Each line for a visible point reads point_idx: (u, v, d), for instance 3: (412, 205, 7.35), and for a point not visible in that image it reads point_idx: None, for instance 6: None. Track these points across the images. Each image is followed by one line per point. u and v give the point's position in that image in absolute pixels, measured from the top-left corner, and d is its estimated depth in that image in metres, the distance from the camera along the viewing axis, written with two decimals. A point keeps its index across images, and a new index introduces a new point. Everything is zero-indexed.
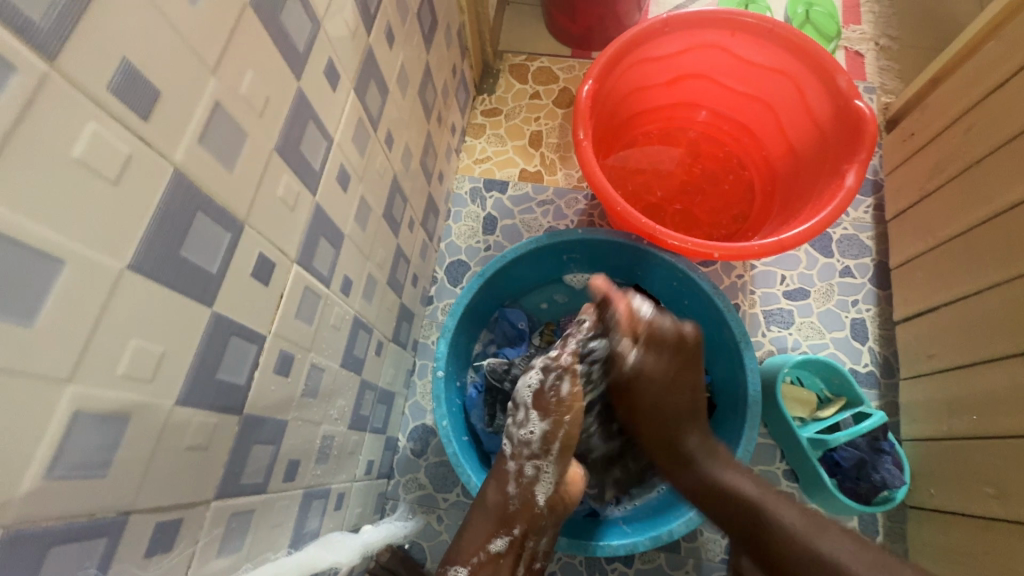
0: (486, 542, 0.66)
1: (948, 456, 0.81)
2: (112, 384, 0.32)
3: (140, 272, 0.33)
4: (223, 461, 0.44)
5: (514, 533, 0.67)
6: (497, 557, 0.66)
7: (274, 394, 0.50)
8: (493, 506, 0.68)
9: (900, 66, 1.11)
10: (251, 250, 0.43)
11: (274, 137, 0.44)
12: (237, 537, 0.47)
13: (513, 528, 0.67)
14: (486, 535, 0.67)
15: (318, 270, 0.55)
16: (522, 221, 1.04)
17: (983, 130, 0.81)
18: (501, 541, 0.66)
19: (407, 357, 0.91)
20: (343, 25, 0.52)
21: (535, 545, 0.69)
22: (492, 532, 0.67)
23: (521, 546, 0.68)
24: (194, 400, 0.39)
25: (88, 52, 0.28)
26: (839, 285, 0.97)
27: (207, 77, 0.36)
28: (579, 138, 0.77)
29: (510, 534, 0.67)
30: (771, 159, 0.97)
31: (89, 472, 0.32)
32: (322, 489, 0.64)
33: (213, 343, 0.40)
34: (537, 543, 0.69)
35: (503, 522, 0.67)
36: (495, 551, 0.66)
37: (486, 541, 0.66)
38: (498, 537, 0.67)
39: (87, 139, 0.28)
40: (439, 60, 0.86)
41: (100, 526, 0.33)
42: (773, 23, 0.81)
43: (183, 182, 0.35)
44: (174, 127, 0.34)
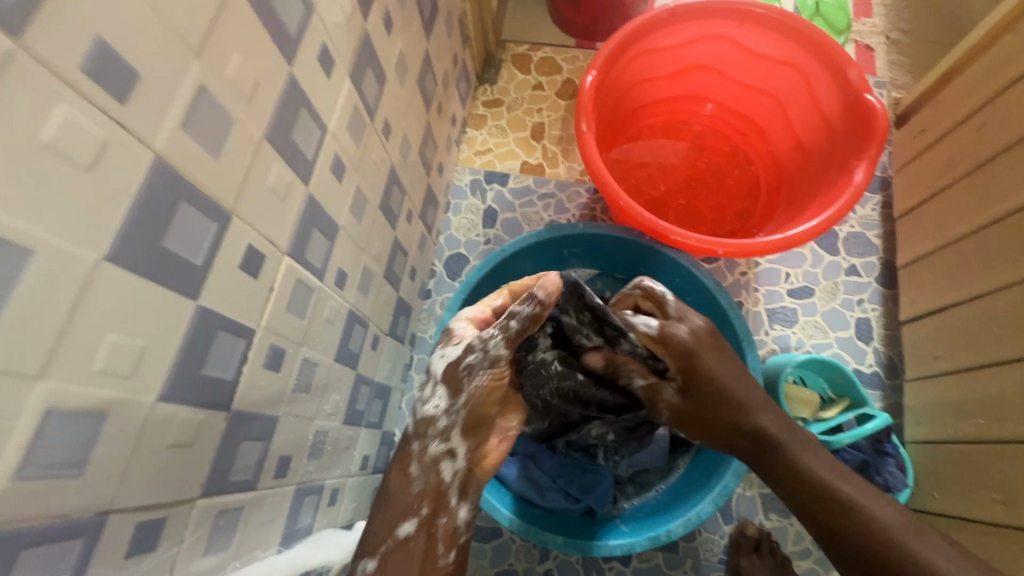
0: (394, 526, 0.60)
1: (953, 461, 0.80)
2: (89, 380, 0.31)
3: (118, 264, 0.31)
4: (210, 459, 0.42)
5: (422, 514, 0.62)
6: (463, 560, 0.64)
7: (264, 390, 0.48)
8: (397, 492, 0.62)
9: (911, 60, 1.09)
10: (239, 241, 0.42)
11: (264, 124, 0.43)
12: (225, 535, 0.46)
13: (421, 508, 0.62)
14: (396, 517, 0.61)
15: (311, 262, 0.54)
16: (523, 214, 1.02)
17: (996, 127, 0.79)
18: (410, 523, 0.61)
19: (404, 351, 0.90)
20: (338, 10, 0.50)
21: (449, 522, 0.63)
22: (402, 514, 0.61)
23: (432, 524, 0.62)
24: (177, 396, 0.38)
25: (56, 30, 0.26)
26: (844, 284, 0.95)
27: (191, 59, 0.34)
28: (582, 130, 0.75)
29: (418, 516, 0.61)
30: (777, 153, 0.95)
31: (63, 472, 0.31)
32: (315, 485, 0.62)
33: (197, 337, 0.39)
34: (453, 519, 0.64)
35: (415, 504, 0.61)
36: (404, 534, 0.61)
37: (395, 525, 0.60)
38: (407, 520, 0.61)
39: (59, 123, 0.27)
40: (440, 49, 0.84)
41: (77, 526, 0.32)
42: (782, 14, 0.79)
43: (165, 169, 0.33)
44: (155, 112, 0.32)
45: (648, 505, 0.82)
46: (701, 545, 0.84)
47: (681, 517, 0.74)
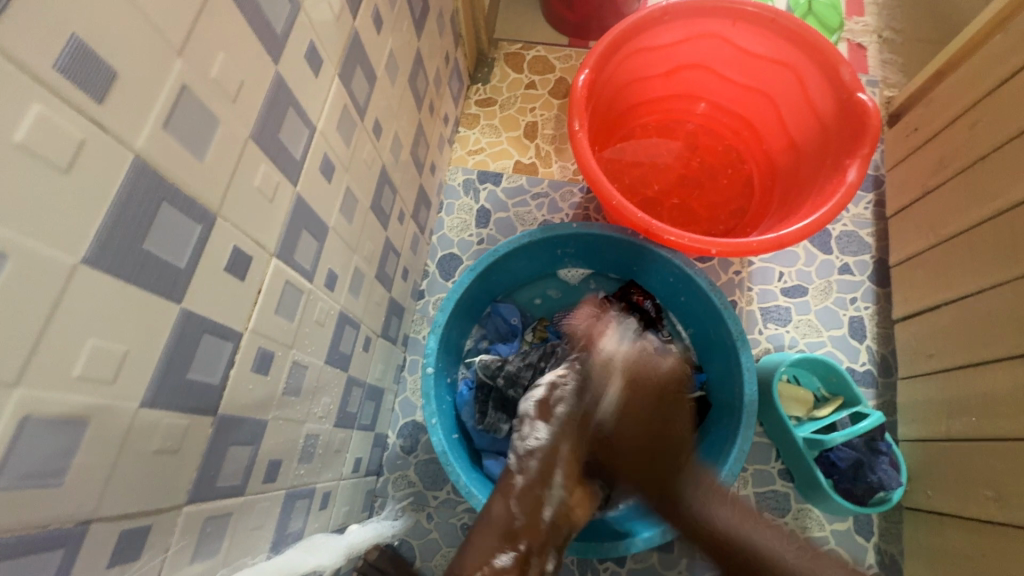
0: (490, 557, 0.59)
1: (945, 458, 0.80)
2: (67, 387, 0.30)
3: (98, 268, 0.31)
4: (197, 464, 0.42)
5: (519, 548, 0.60)
6: (502, 573, 0.58)
7: (252, 393, 0.48)
8: (495, 519, 0.63)
9: (902, 59, 1.09)
10: (225, 243, 0.41)
11: (249, 124, 0.42)
12: (213, 541, 0.45)
13: (518, 543, 0.61)
14: (489, 550, 0.59)
15: (300, 264, 0.53)
16: (516, 214, 1.01)
17: (988, 126, 0.79)
18: (507, 555, 0.59)
19: (397, 352, 0.90)
20: (327, 9, 0.50)
21: (539, 569, 0.61)
22: (496, 547, 0.60)
23: (526, 564, 0.60)
24: (161, 402, 0.37)
25: (29, 27, 0.25)
26: (837, 282, 0.95)
27: (172, 58, 0.33)
28: (574, 130, 0.75)
29: (515, 549, 0.60)
30: (770, 152, 0.95)
31: (40, 481, 0.30)
32: (306, 489, 0.62)
33: (181, 342, 0.38)
34: (544, 564, 0.61)
35: (510, 533, 0.61)
36: (500, 567, 0.58)
37: (490, 556, 0.59)
38: (502, 551, 0.60)
39: (33, 123, 0.26)
40: (431, 48, 0.83)
41: (57, 537, 0.32)
42: (774, 13, 0.78)
43: (147, 171, 0.33)
44: (134, 112, 0.31)
45: None
46: (696, 544, 0.84)
47: None
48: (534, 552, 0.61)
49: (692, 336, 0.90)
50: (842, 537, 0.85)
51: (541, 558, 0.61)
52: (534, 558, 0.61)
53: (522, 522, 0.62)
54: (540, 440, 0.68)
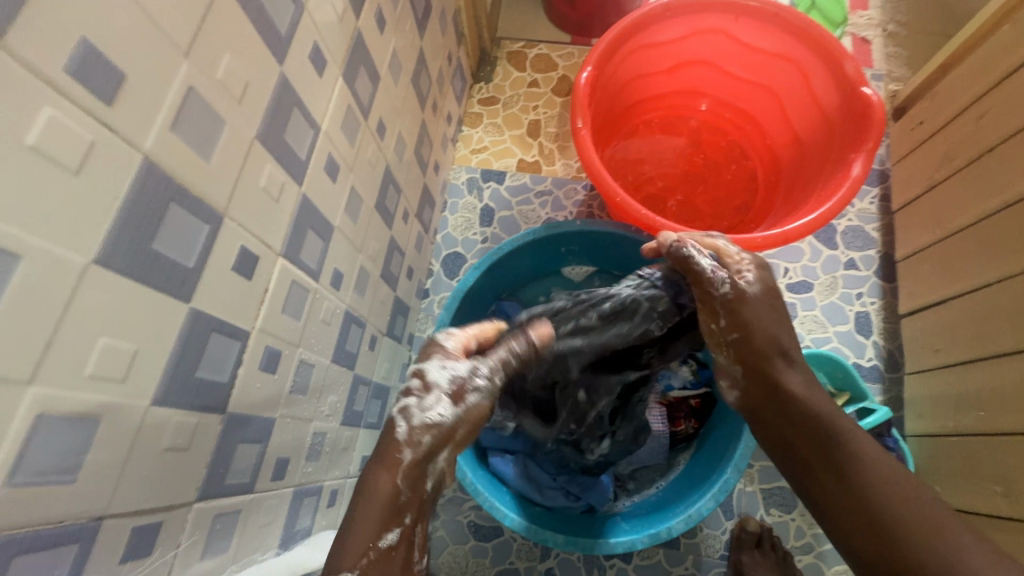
0: (377, 536, 0.47)
1: (953, 453, 0.80)
2: (80, 386, 0.31)
3: (108, 267, 0.31)
4: (207, 461, 0.42)
5: (405, 522, 0.49)
6: (389, 553, 0.48)
7: (260, 392, 0.48)
8: (379, 495, 0.48)
9: (908, 53, 1.08)
10: (232, 243, 0.41)
11: (255, 125, 0.42)
12: (223, 538, 0.46)
13: (406, 517, 0.49)
14: (376, 527, 0.47)
15: (306, 263, 0.53)
16: (520, 212, 1.01)
17: (995, 118, 0.79)
18: (393, 533, 0.48)
19: (403, 351, 0.90)
20: (329, 9, 0.50)
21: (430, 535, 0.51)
22: (383, 524, 0.48)
23: (414, 537, 0.50)
24: (171, 400, 0.38)
25: (38, 32, 0.26)
26: (843, 278, 0.95)
27: (178, 60, 0.34)
28: (577, 127, 0.75)
29: (402, 525, 0.49)
30: (774, 147, 0.94)
31: (52, 478, 0.30)
32: (314, 487, 0.62)
33: (191, 341, 0.38)
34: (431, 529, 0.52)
35: (399, 509, 0.49)
36: (386, 545, 0.48)
37: (377, 535, 0.47)
38: (390, 529, 0.48)
39: (45, 127, 0.27)
40: (434, 47, 0.84)
41: (71, 532, 0.32)
42: (777, 7, 0.78)
43: (155, 171, 0.33)
44: (144, 114, 0.32)
45: (647, 500, 0.82)
46: (703, 541, 0.84)
47: (682, 514, 0.73)
48: (422, 520, 0.51)
49: None
50: None
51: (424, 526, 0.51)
52: (420, 526, 0.51)
53: (438, 462, 0.60)
54: (441, 417, 0.53)
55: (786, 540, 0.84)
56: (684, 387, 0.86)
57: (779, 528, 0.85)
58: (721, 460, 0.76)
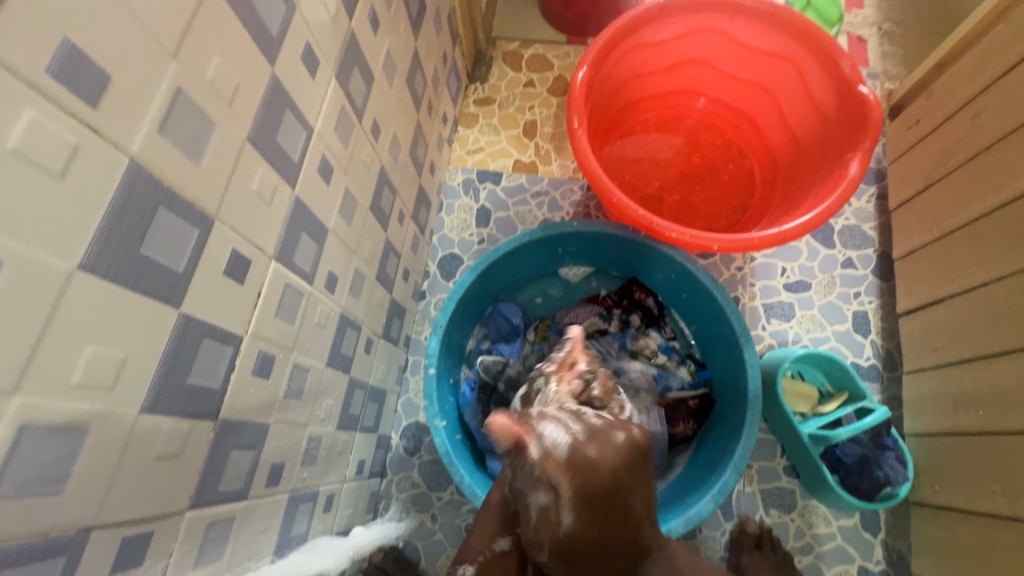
0: (491, 541, 0.60)
1: (952, 452, 0.80)
2: (66, 394, 0.30)
3: (94, 273, 0.30)
4: (199, 469, 0.42)
5: (516, 533, 0.59)
6: (502, 557, 0.59)
7: (253, 397, 0.48)
8: (492, 509, 0.63)
9: (903, 51, 1.08)
10: (223, 247, 0.41)
11: (246, 126, 0.42)
12: (217, 546, 0.45)
13: (514, 528, 0.59)
14: (489, 535, 0.61)
15: (300, 266, 0.53)
16: (516, 213, 1.01)
17: (991, 117, 0.79)
18: (504, 540, 0.59)
19: (400, 353, 0.89)
20: (322, 10, 0.49)
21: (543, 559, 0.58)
22: (495, 531, 0.60)
23: (526, 550, 0.58)
24: (162, 407, 0.37)
25: (18, 32, 0.25)
26: (840, 277, 0.95)
27: (166, 62, 0.33)
28: (574, 127, 0.74)
29: (513, 534, 0.59)
30: (771, 147, 0.94)
31: (39, 490, 0.30)
32: (310, 492, 0.62)
33: (181, 347, 0.38)
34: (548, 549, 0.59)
35: (506, 520, 0.60)
36: (499, 550, 0.59)
37: (491, 540, 0.60)
38: (501, 536, 0.59)
39: (26, 128, 0.26)
40: (429, 48, 0.83)
41: (59, 544, 0.31)
42: (774, 6, 0.78)
43: (143, 175, 0.33)
44: (130, 115, 0.31)
45: None
46: (702, 542, 0.84)
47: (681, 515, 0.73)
48: (538, 540, 0.59)
49: (694, 333, 0.90)
50: (850, 534, 0.84)
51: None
52: (526, 533, 0.60)
53: (512, 516, 0.63)
54: (542, 419, 0.68)
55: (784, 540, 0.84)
56: (682, 388, 0.85)
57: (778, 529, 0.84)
58: (720, 461, 0.77)
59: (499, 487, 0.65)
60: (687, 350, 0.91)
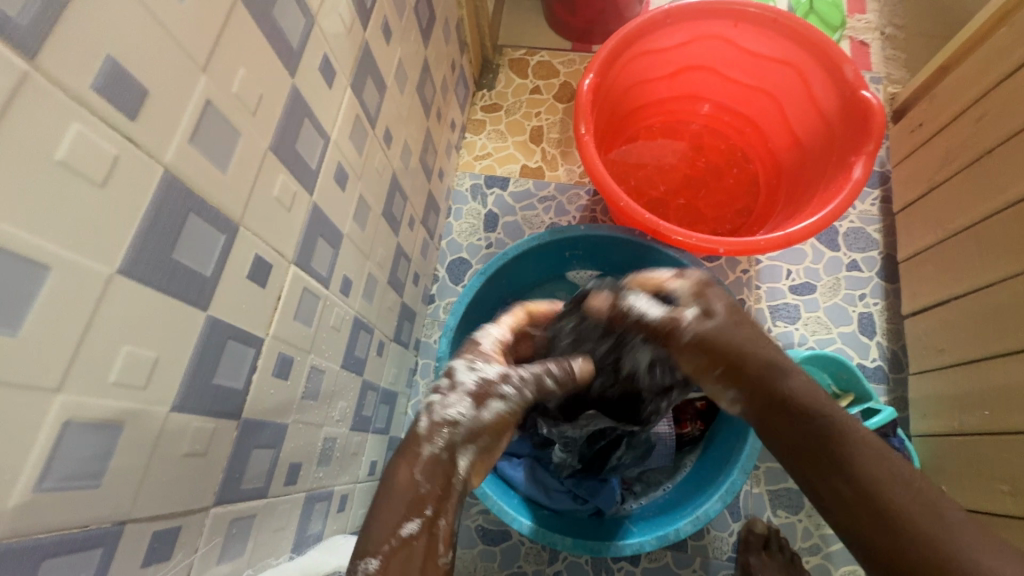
0: (394, 529, 0.45)
1: (958, 452, 0.80)
2: (103, 393, 0.31)
3: (130, 278, 0.32)
4: (223, 467, 0.43)
5: (426, 513, 0.47)
6: (411, 541, 0.45)
7: (273, 397, 0.49)
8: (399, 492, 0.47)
9: (906, 56, 1.09)
10: (246, 252, 0.42)
11: (268, 136, 0.43)
12: (237, 542, 0.46)
13: (428, 506, 0.47)
14: (395, 520, 0.45)
15: (316, 270, 0.54)
16: (524, 218, 1.02)
17: (993, 120, 0.80)
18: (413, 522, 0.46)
19: (410, 356, 0.91)
20: (338, 21, 0.51)
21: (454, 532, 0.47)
22: (400, 515, 0.46)
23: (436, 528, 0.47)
24: (189, 406, 0.38)
25: (67, 51, 0.27)
26: (846, 279, 0.95)
27: (197, 75, 0.35)
28: (580, 133, 0.76)
29: (424, 515, 0.46)
30: (775, 151, 0.95)
31: (80, 484, 0.31)
32: (324, 492, 0.63)
33: (208, 348, 0.39)
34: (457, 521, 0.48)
35: (415, 503, 0.46)
36: (406, 537, 0.45)
37: (395, 528, 0.45)
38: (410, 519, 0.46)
39: (72, 142, 0.27)
40: (438, 56, 0.85)
41: (95, 537, 0.33)
42: (776, 13, 0.79)
43: (175, 183, 0.34)
44: (164, 127, 0.33)
45: (654, 503, 0.83)
46: (710, 543, 0.84)
47: (689, 515, 0.74)
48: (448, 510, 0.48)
49: None
50: None
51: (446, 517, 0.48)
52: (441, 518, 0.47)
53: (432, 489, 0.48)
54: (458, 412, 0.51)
55: (792, 541, 0.84)
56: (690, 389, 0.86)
57: (786, 529, 0.85)
58: (727, 461, 0.77)
59: (409, 458, 0.49)
60: None
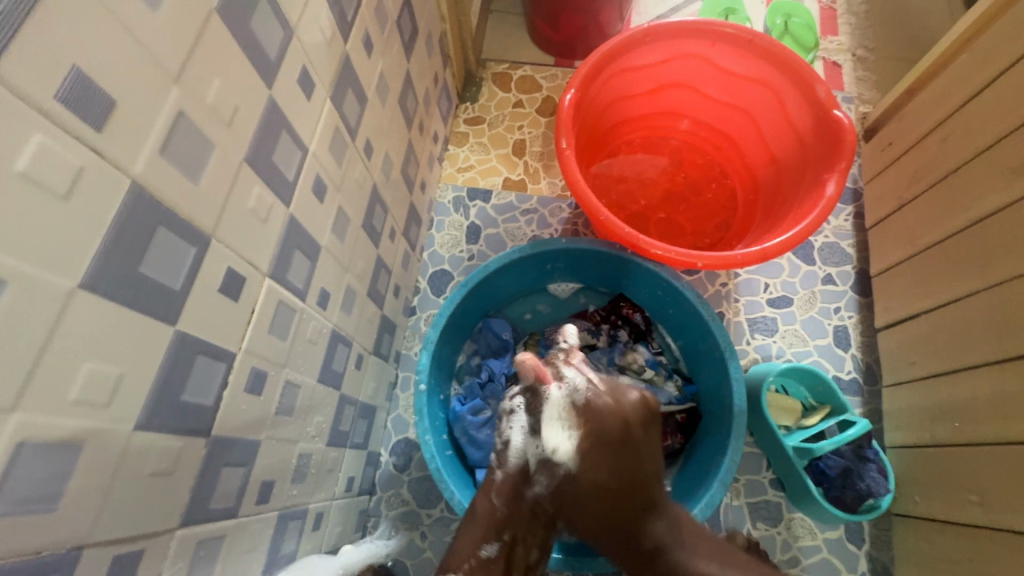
0: (475, 549, 0.65)
1: (931, 464, 0.82)
2: (63, 411, 0.30)
3: (93, 291, 0.31)
4: (190, 486, 0.42)
5: (504, 540, 0.66)
6: (489, 562, 0.65)
7: (245, 413, 0.48)
8: (482, 514, 0.67)
9: (876, 76, 1.13)
10: (218, 264, 0.41)
11: (244, 147, 0.43)
12: (206, 565, 0.45)
13: (502, 534, 0.66)
14: (474, 542, 0.65)
15: (293, 283, 0.53)
16: (506, 230, 1.03)
17: (960, 140, 0.82)
18: (491, 547, 0.65)
19: (389, 369, 0.90)
20: (318, 32, 0.51)
21: (524, 554, 0.68)
22: (480, 539, 0.66)
23: (511, 552, 0.67)
24: (155, 424, 0.37)
25: (30, 57, 0.26)
26: (821, 292, 0.97)
27: (169, 85, 0.34)
28: (562, 147, 0.76)
29: (500, 540, 0.66)
30: (752, 167, 0.97)
31: (33, 507, 0.30)
32: (299, 510, 0.61)
33: (177, 363, 0.38)
34: (527, 549, 0.68)
35: (495, 527, 0.66)
36: (485, 557, 0.65)
37: (476, 548, 0.65)
38: (488, 543, 0.66)
39: (33, 151, 0.27)
40: (420, 69, 0.85)
41: (50, 563, 0.31)
42: (752, 34, 0.81)
43: (144, 196, 0.33)
44: (133, 137, 0.32)
45: None
46: None
47: None
48: (519, 540, 0.68)
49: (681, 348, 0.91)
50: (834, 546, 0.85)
51: (524, 546, 0.68)
52: (516, 545, 0.67)
53: (506, 513, 0.67)
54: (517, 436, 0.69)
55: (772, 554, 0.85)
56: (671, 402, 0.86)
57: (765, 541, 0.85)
58: (706, 475, 0.77)
59: (486, 489, 0.68)
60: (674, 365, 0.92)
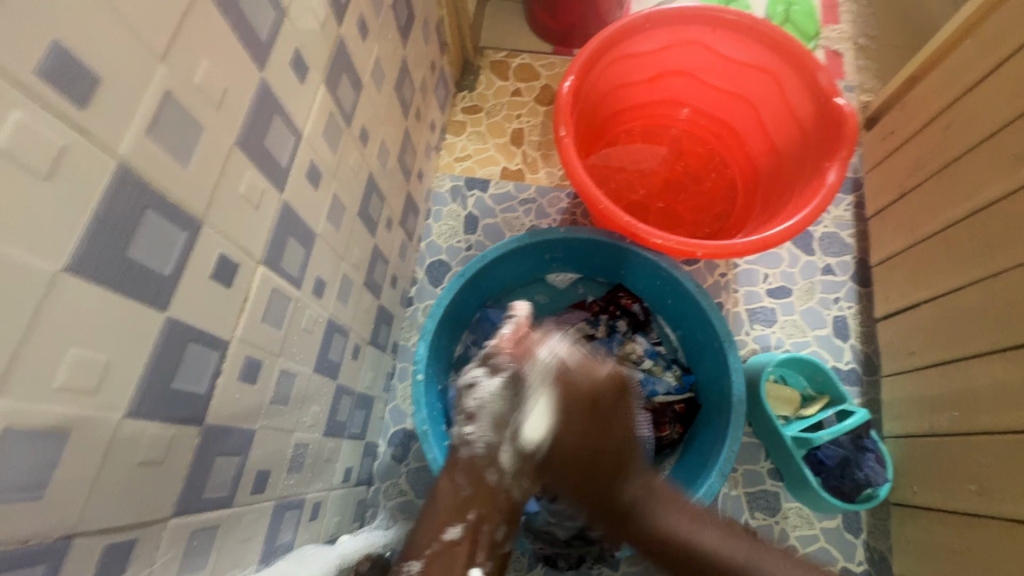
0: (440, 531, 0.62)
1: (928, 453, 0.82)
2: (49, 397, 0.30)
3: (79, 275, 0.30)
4: (183, 475, 0.41)
5: (468, 519, 0.63)
6: (453, 544, 0.62)
7: (239, 403, 0.47)
8: (444, 497, 0.65)
9: (878, 65, 1.12)
10: (210, 250, 0.40)
11: (234, 130, 0.42)
12: (200, 555, 0.45)
13: (467, 514, 0.63)
14: (439, 524, 0.63)
15: (287, 271, 0.53)
16: (504, 220, 1.02)
17: (963, 127, 0.81)
18: (455, 528, 0.62)
19: (387, 360, 0.89)
20: (311, 16, 0.50)
21: (492, 531, 0.64)
22: (445, 521, 0.63)
23: (477, 531, 0.63)
24: (145, 413, 0.36)
25: (6, 30, 0.25)
26: (820, 283, 0.97)
27: (155, 63, 0.33)
28: (560, 135, 0.75)
29: (464, 521, 0.63)
30: (752, 155, 0.96)
31: (19, 495, 0.29)
32: (295, 500, 0.61)
33: (166, 349, 0.37)
34: (494, 529, 0.64)
35: (460, 508, 0.64)
36: (449, 539, 0.62)
37: (440, 530, 0.62)
38: (452, 525, 0.63)
39: (13, 128, 0.26)
40: (417, 55, 0.84)
41: (39, 552, 0.31)
42: (753, 19, 0.80)
43: (131, 177, 0.33)
44: (118, 117, 0.31)
45: None
46: None
47: None
48: (485, 519, 0.64)
49: (680, 338, 0.90)
50: (832, 535, 0.85)
51: (491, 524, 0.64)
52: (483, 524, 0.64)
53: (471, 492, 0.64)
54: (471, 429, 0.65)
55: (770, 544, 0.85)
56: (669, 393, 0.86)
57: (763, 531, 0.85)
58: (705, 465, 0.77)
59: (450, 472, 0.67)
60: (673, 355, 0.92)
